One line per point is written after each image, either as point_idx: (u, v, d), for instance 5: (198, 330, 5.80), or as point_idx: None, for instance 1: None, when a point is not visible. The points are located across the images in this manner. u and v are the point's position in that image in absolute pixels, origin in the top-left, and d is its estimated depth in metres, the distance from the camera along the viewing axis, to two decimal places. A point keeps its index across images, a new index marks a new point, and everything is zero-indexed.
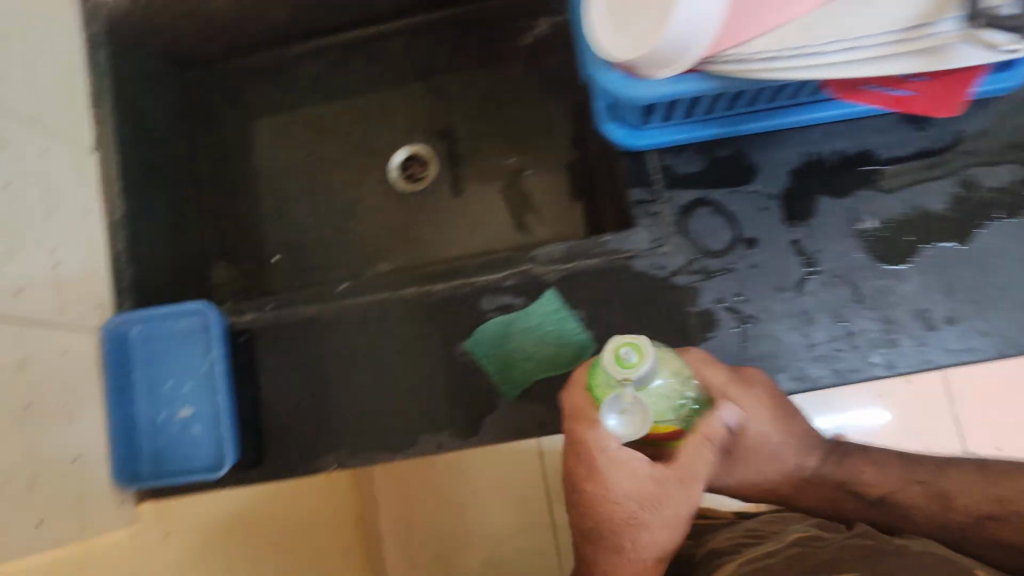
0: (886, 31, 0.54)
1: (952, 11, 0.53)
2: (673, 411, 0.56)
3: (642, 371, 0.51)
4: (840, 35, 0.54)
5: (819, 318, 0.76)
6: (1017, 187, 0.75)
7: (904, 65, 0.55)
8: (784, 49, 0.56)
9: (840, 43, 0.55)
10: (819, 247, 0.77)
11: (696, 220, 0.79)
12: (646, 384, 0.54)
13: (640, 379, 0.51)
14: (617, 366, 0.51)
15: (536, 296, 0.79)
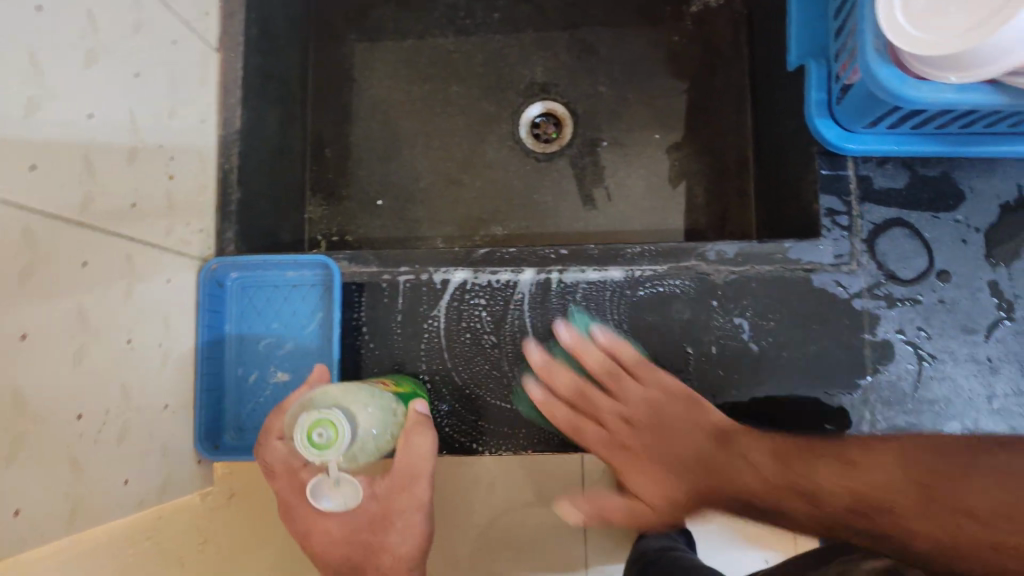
0: None
1: None
2: (366, 452, 0.55)
3: (338, 450, 0.50)
4: None
5: (1004, 368, 0.69)
6: None
7: None
8: None
9: None
10: (1018, 293, 0.70)
11: (889, 240, 0.71)
12: (352, 446, 0.53)
13: (334, 460, 0.50)
14: (312, 449, 0.49)
15: (701, 299, 0.72)
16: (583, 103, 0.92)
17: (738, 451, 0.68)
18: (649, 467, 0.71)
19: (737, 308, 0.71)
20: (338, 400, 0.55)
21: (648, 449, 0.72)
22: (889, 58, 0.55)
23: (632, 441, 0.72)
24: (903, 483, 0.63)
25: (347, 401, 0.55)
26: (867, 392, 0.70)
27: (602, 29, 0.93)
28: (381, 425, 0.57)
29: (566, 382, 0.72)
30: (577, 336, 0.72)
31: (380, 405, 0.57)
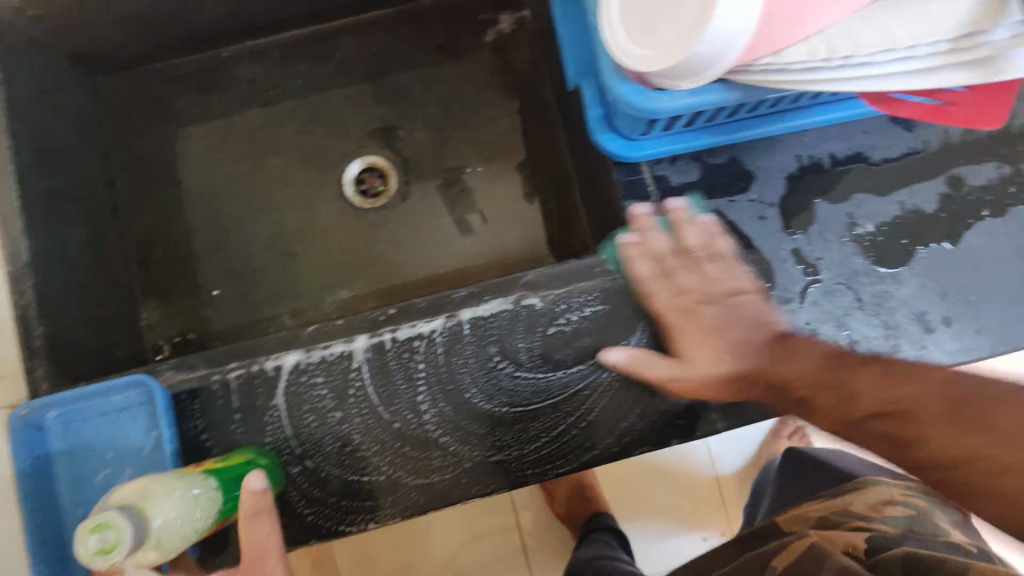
0: (936, 41, 0.48)
1: (1007, 18, 0.47)
2: (165, 545, 0.57)
3: (122, 551, 0.52)
4: (890, 43, 0.49)
5: (822, 328, 0.73)
6: (998, 184, 0.75)
7: (950, 77, 0.49)
8: (829, 57, 0.51)
9: (890, 52, 0.49)
10: (818, 255, 0.74)
11: (695, 231, 0.74)
12: (148, 543, 0.55)
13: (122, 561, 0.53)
14: (97, 556, 0.52)
15: (534, 327, 0.72)
16: (402, 151, 0.93)
17: (794, 347, 0.71)
18: (698, 336, 0.72)
19: (568, 324, 0.72)
20: (137, 496, 0.57)
21: (716, 314, 0.72)
22: (627, 76, 0.58)
23: (701, 306, 0.73)
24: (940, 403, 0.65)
25: (146, 497, 0.57)
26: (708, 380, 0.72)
27: (406, 74, 0.93)
28: (186, 515, 0.59)
29: (420, 440, 0.71)
30: (628, 353, 0.71)
31: (188, 495, 0.59)
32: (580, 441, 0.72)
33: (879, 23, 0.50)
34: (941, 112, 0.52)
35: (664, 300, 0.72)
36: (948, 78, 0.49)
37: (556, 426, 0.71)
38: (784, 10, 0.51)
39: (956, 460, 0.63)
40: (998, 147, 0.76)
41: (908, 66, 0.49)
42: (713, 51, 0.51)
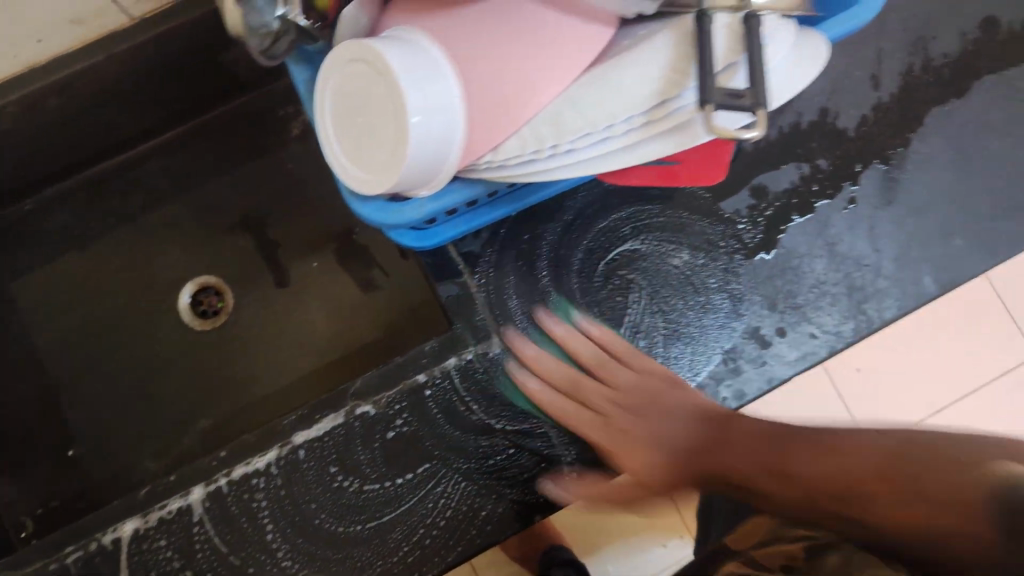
0: (627, 118, 0.49)
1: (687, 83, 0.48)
2: None
3: None
4: (589, 127, 0.49)
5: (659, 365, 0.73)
6: (801, 185, 0.76)
7: (652, 148, 0.49)
8: (539, 149, 0.50)
9: (592, 135, 0.50)
10: (645, 292, 0.74)
11: (517, 300, 0.73)
12: None
13: None
14: None
15: (371, 436, 0.70)
16: (230, 265, 0.93)
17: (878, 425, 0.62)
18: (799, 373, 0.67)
19: (404, 425, 0.70)
20: None
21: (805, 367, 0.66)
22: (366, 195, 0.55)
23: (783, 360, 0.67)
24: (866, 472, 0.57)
25: None
26: (557, 448, 0.71)
27: (217, 188, 0.93)
28: None
29: None
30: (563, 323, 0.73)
31: None
32: (443, 542, 0.69)
33: (578, 105, 0.50)
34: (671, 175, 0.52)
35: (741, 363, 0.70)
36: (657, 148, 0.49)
37: (415, 530, 0.69)
38: (493, 104, 0.50)
39: (888, 521, 0.52)
40: (792, 148, 0.76)
41: (619, 142, 0.50)
42: (435, 157, 0.50)
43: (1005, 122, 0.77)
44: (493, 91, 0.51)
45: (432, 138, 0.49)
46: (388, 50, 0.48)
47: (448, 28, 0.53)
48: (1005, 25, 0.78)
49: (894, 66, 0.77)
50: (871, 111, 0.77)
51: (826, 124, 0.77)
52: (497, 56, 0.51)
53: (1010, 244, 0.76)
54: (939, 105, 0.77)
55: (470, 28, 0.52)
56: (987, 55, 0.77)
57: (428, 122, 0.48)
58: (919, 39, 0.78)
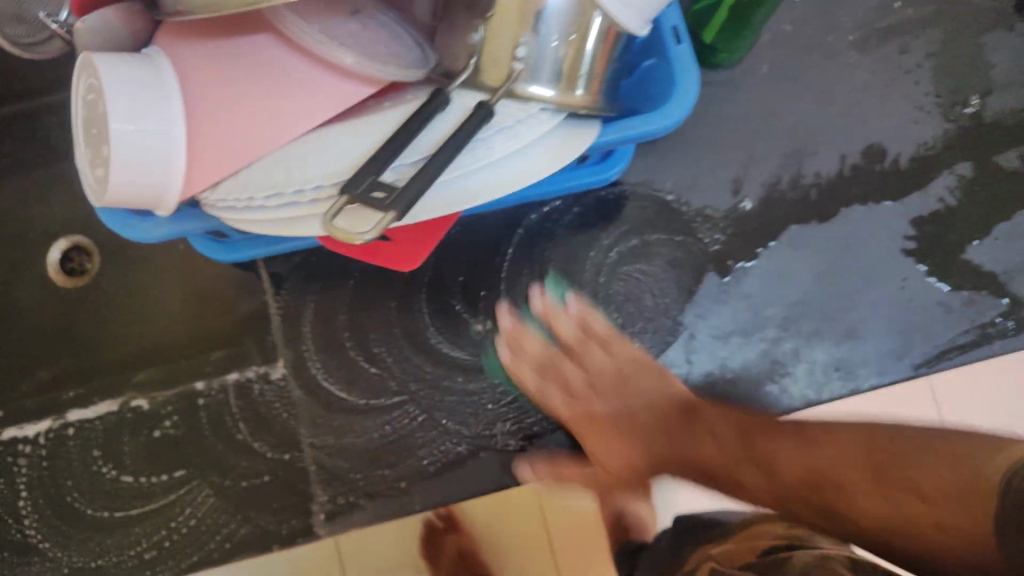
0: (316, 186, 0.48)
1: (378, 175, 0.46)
2: None
3: None
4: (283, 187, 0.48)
5: (440, 425, 0.71)
6: (627, 278, 0.72)
7: None
8: (240, 199, 0.49)
9: (283, 196, 0.48)
10: (447, 347, 0.72)
11: (313, 329, 0.73)
12: None
13: None
14: None
15: (137, 430, 0.71)
16: None
17: (700, 419, 0.62)
18: (607, 434, 0.64)
19: (171, 427, 0.71)
20: None
21: (614, 410, 0.65)
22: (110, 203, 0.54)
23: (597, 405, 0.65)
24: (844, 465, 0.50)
25: None
26: (314, 485, 0.70)
27: None
28: None
29: (20, 545, 0.71)
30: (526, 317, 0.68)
31: None
32: (179, 547, 0.70)
33: (286, 164, 0.49)
34: (371, 251, 0.50)
35: (561, 408, 0.66)
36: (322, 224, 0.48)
37: (156, 530, 0.70)
38: (220, 147, 0.48)
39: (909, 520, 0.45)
40: (629, 238, 0.72)
41: (304, 204, 0.48)
42: (144, 185, 0.48)
43: (865, 258, 0.72)
44: (224, 133, 0.48)
45: (145, 171, 0.47)
46: (109, 70, 0.46)
47: (205, 53, 0.49)
48: (891, 157, 0.73)
49: (760, 175, 0.73)
50: (722, 218, 0.73)
51: (672, 222, 0.73)
52: (239, 96, 0.49)
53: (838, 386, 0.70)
54: (798, 225, 0.72)
55: (226, 58, 0.49)
56: (862, 183, 0.72)
57: (142, 156, 0.46)
58: (794, 153, 0.73)
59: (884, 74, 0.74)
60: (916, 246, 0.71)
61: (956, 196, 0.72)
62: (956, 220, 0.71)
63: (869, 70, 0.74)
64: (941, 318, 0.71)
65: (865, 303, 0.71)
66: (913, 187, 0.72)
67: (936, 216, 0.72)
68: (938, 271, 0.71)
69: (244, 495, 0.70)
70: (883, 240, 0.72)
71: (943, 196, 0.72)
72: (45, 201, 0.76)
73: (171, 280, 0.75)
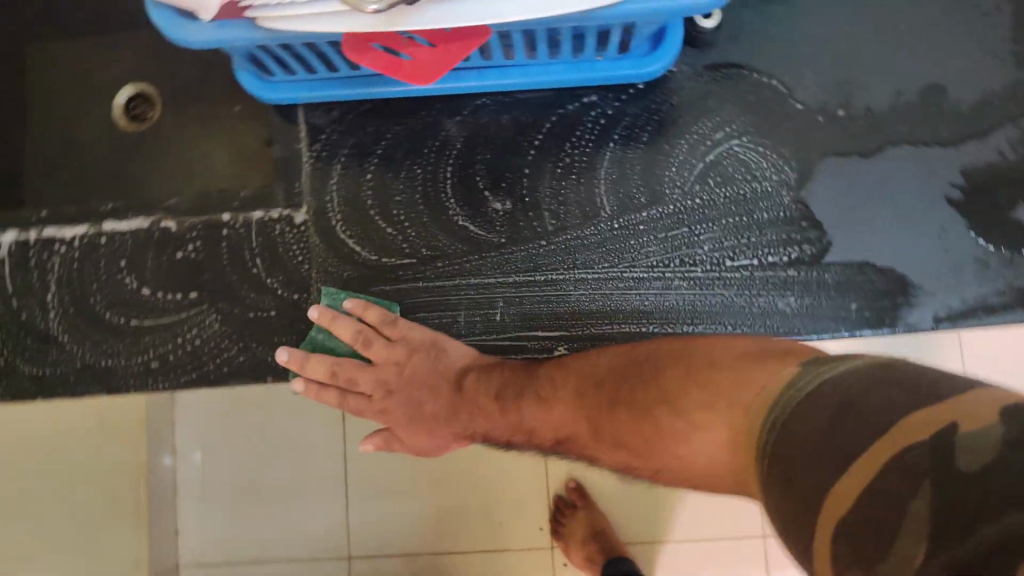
0: None
1: None
2: None
3: None
4: None
5: (446, 294, 0.71)
6: (653, 180, 0.71)
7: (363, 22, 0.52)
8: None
9: None
10: (465, 222, 0.72)
11: (338, 182, 0.75)
12: None
13: None
14: None
15: (164, 249, 0.75)
16: None
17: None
18: None
19: (193, 252, 0.75)
20: None
21: None
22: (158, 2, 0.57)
23: None
24: None
25: None
26: (314, 327, 0.73)
27: None
28: None
29: (40, 334, 0.75)
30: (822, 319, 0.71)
31: None
32: (181, 364, 0.74)
33: None
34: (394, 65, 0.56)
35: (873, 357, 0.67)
36: (329, 25, 0.52)
37: (163, 344, 0.74)
38: None
39: None
40: (662, 142, 0.71)
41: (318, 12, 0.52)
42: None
43: (903, 199, 0.69)
44: None
45: None
46: None
47: None
48: (950, 101, 0.69)
49: (805, 99, 0.71)
50: (763, 136, 0.70)
51: (708, 133, 0.71)
52: None
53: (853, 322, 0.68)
54: (836, 156, 0.70)
55: None
56: (914, 124, 0.69)
57: None
58: (846, 81, 0.70)
59: (960, 15, 0.70)
60: (960, 197, 0.68)
61: (1015, 152, 0.68)
62: (1011, 176, 0.68)
63: (945, 9, 0.70)
64: (971, 274, 0.67)
65: (894, 245, 0.68)
66: (969, 136, 0.69)
67: (990, 169, 0.68)
68: (979, 226, 0.68)
69: (248, 325, 0.73)
70: (927, 185, 0.68)
71: (1000, 149, 0.68)
72: (113, 28, 0.80)
73: (219, 123, 0.79)
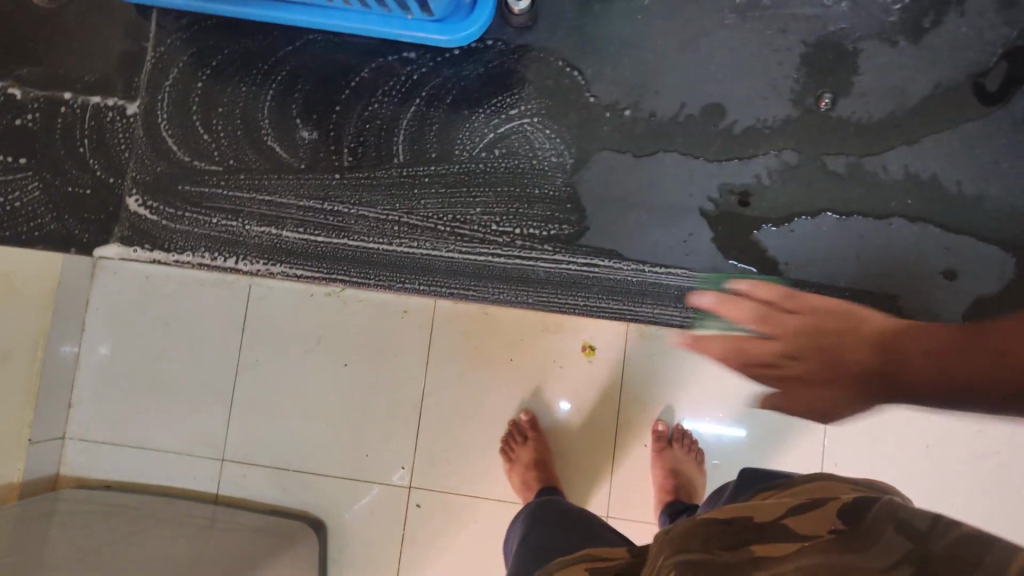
0: None
1: None
2: None
3: None
4: None
5: (243, 205, 0.78)
6: (446, 139, 0.77)
7: None
8: None
9: None
10: (274, 143, 0.78)
11: (171, 84, 0.80)
12: None
13: None
14: None
15: (4, 114, 0.81)
16: None
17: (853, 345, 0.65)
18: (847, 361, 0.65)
19: (30, 121, 0.81)
20: None
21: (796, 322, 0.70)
22: None
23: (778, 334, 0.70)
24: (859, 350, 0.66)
25: None
26: (124, 213, 0.79)
27: None
28: None
29: None
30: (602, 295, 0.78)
31: None
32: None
33: None
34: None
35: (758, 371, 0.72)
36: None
37: None
38: None
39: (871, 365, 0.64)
40: (464, 106, 0.77)
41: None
42: None
43: (663, 201, 0.75)
44: None
45: None
46: None
47: None
48: (727, 120, 0.75)
49: (600, 94, 0.76)
50: (552, 119, 0.76)
51: (503, 107, 0.76)
52: None
53: (589, 306, 0.75)
54: (613, 151, 0.75)
55: None
56: (691, 136, 0.75)
57: None
58: (640, 84, 0.76)
59: (755, 44, 0.75)
60: (713, 210, 0.74)
61: (770, 179, 0.74)
62: (761, 201, 0.74)
63: (743, 37, 0.75)
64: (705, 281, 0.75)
65: (645, 242, 0.75)
66: (735, 156, 0.75)
67: (745, 190, 0.74)
68: (722, 240, 0.74)
69: (65, 198, 0.80)
70: (688, 195, 0.75)
71: (757, 174, 0.74)
72: None
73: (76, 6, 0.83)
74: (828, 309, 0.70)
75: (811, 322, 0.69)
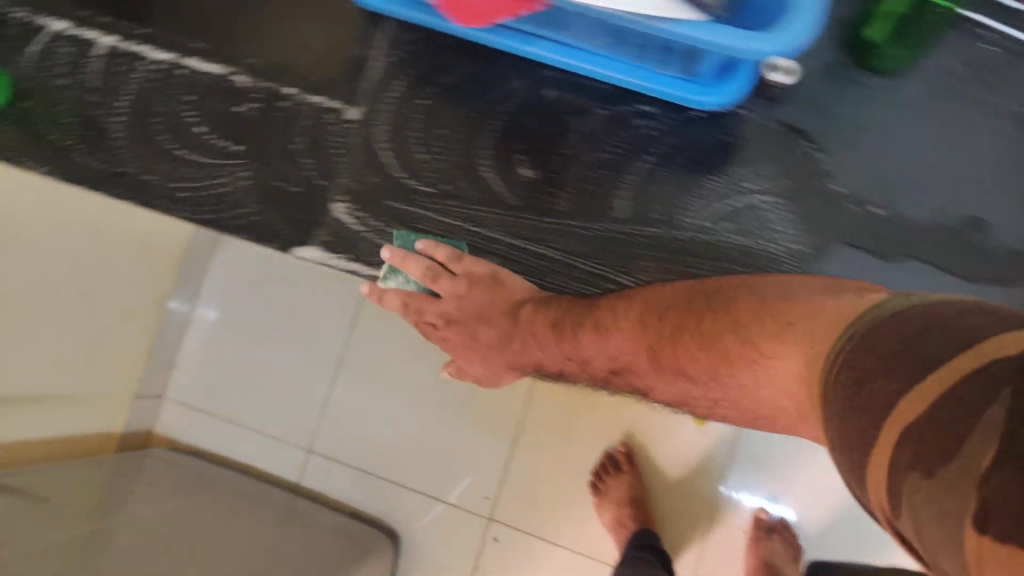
0: None
1: None
2: None
3: None
4: None
5: (452, 234, 0.76)
6: (672, 204, 0.73)
7: None
8: None
9: None
10: (492, 176, 0.76)
11: (393, 95, 0.78)
12: None
13: None
14: None
15: (227, 99, 0.82)
16: None
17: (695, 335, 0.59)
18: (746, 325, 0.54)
19: (250, 110, 0.81)
20: None
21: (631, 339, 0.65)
22: None
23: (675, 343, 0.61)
24: (641, 339, 0.64)
25: None
26: (325, 221, 0.78)
27: None
28: None
29: (104, 132, 0.84)
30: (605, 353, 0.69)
31: None
32: (205, 202, 0.81)
33: None
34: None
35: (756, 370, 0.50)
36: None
37: (196, 178, 0.81)
38: None
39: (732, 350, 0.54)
40: (698, 172, 0.73)
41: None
42: None
43: None
44: None
45: None
46: None
47: None
48: (986, 240, 0.69)
49: (851, 183, 0.71)
50: (790, 203, 0.71)
51: (738, 181, 0.72)
52: None
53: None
54: (855, 249, 0.70)
55: None
56: (945, 249, 0.69)
57: None
58: (897, 184, 0.70)
59: None
60: None
61: None
62: None
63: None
64: None
65: None
66: (992, 280, 0.68)
67: None
68: None
69: (273, 193, 0.79)
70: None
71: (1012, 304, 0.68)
72: None
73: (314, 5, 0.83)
74: (660, 294, 0.65)
75: (730, 338, 0.55)
